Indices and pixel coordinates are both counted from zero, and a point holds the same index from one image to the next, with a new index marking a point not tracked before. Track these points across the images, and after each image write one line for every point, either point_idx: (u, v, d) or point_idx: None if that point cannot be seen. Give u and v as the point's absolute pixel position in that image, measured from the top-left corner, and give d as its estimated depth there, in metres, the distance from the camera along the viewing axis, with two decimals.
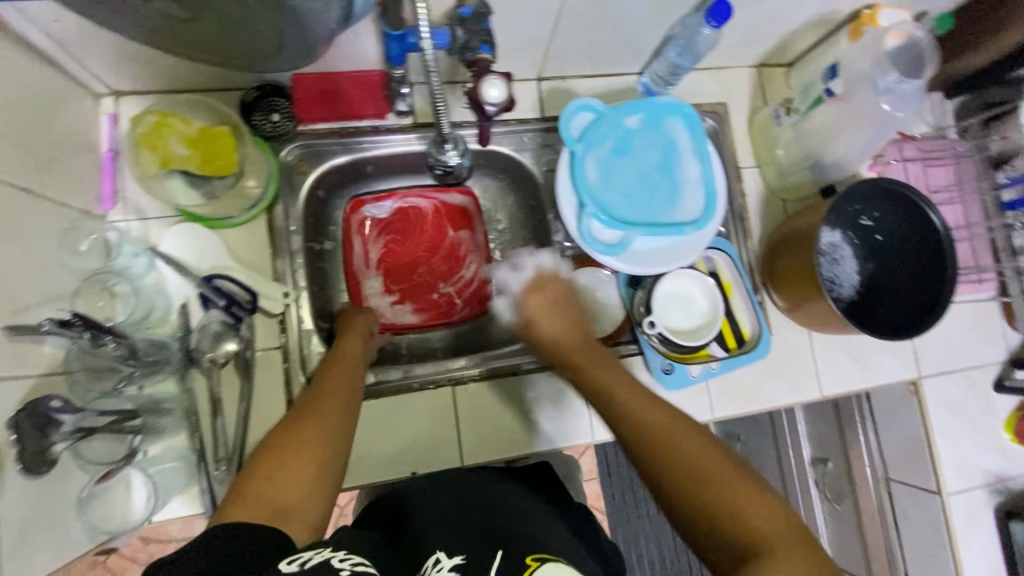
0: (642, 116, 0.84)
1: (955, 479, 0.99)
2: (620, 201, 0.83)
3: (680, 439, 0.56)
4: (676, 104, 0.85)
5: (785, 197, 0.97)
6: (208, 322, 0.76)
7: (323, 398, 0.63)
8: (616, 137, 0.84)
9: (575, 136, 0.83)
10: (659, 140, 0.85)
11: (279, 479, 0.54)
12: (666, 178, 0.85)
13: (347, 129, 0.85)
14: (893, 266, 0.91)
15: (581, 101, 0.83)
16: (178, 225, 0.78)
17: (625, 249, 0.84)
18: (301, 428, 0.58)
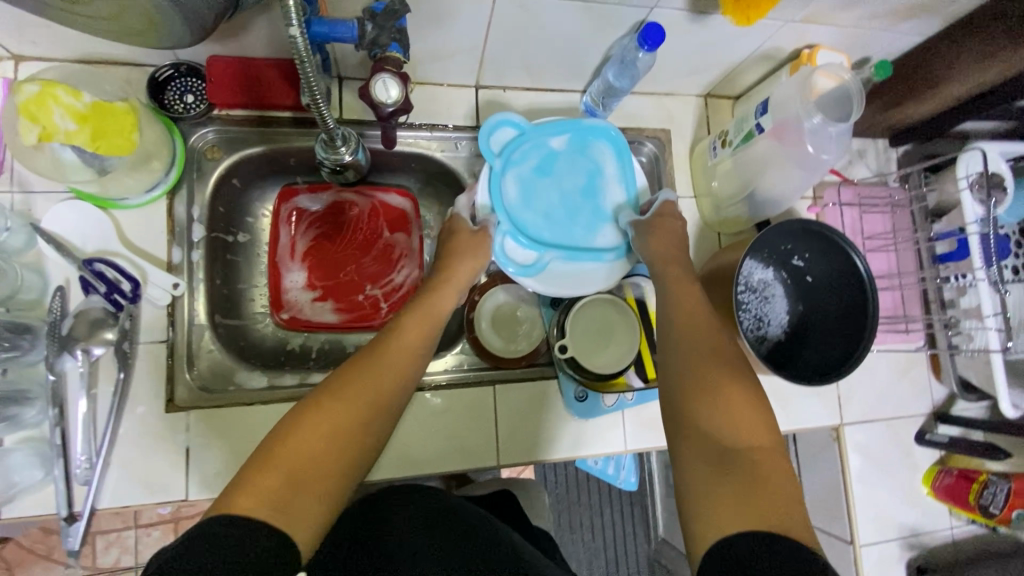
0: (570, 137, 0.84)
1: (868, 529, 0.98)
2: (538, 221, 0.82)
3: (709, 369, 0.62)
4: (605, 127, 0.84)
5: (720, 229, 0.96)
6: (86, 308, 0.71)
7: (379, 370, 0.61)
8: (540, 156, 0.83)
9: (495, 152, 0.81)
10: (585, 164, 0.84)
11: (305, 462, 0.53)
12: (588, 202, 0.84)
13: (268, 118, 0.82)
14: (821, 309, 0.91)
15: (505, 115, 0.81)
16: (68, 202, 0.73)
17: (539, 270, 0.82)
18: (341, 410, 0.57)
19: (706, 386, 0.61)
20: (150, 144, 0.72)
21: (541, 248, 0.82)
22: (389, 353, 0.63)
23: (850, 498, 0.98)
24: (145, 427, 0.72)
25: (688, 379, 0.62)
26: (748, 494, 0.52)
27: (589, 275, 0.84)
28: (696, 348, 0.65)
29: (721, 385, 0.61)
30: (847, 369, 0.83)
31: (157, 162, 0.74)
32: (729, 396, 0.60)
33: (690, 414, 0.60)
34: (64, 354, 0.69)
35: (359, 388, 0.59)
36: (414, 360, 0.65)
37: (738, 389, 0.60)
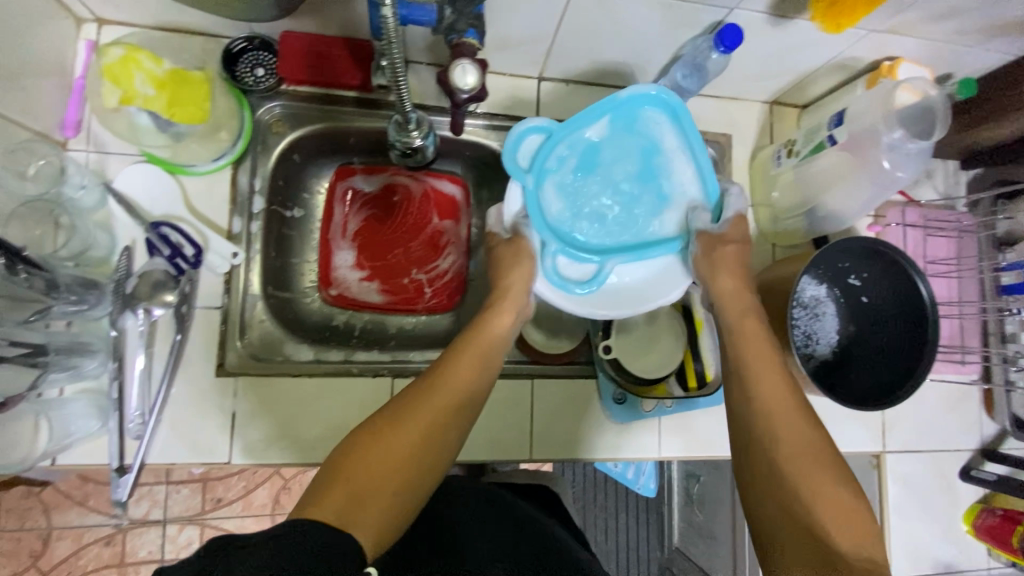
0: (609, 121, 0.74)
1: (902, 563, 0.95)
2: (590, 230, 0.75)
3: (797, 437, 0.61)
4: (647, 95, 0.72)
5: (775, 240, 0.93)
6: (150, 270, 0.72)
7: (443, 390, 0.62)
8: (579, 151, 0.74)
9: (525, 166, 0.72)
10: (634, 145, 0.75)
11: (371, 478, 0.54)
12: (648, 188, 0.76)
13: (333, 96, 0.83)
14: (875, 331, 0.88)
15: (529, 122, 0.72)
16: (139, 166, 0.75)
17: (604, 284, 0.74)
18: (405, 427, 0.58)
19: (801, 460, 0.59)
20: (220, 116, 0.75)
21: (601, 257, 0.74)
22: (453, 372, 0.64)
23: (886, 529, 0.95)
24: (196, 388, 0.75)
25: (775, 450, 0.61)
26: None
27: (660, 271, 0.76)
28: (783, 410, 0.62)
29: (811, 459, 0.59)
30: (899, 398, 0.80)
31: (224, 134, 0.76)
32: (810, 463, 0.59)
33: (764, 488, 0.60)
34: (126, 312, 0.71)
35: (425, 407, 0.60)
36: (477, 380, 0.65)
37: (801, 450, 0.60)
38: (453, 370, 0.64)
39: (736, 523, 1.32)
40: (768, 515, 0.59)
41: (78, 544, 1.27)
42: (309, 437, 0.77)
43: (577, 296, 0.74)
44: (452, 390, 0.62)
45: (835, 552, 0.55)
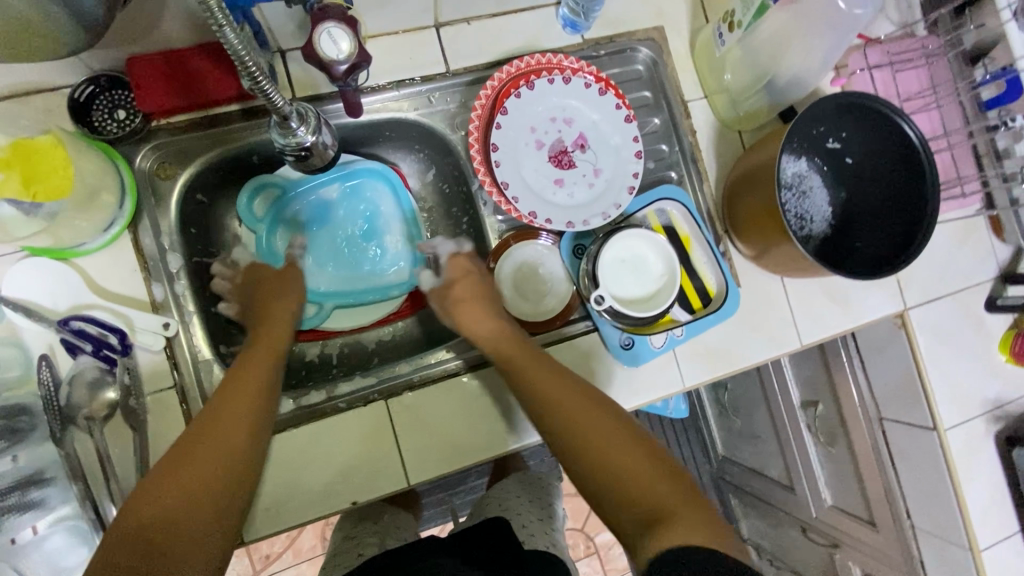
0: (341, 186, 0.83)
1: (949, 412, 0.93)
2: (316, 274, 0.82)
3: (593, 415, 0.60)
4: (375, 169, 0.82)
5: (740, 126, 0.85)
6: (79, 371, 0.64)
7: (226, 429, 0.57)
8: (312, 210, 0.83)
9: (260, 216, 0.79)
10: (361, 209, 0.84)
11: (142, 536, 0.48)
12: (371, 244, 0.85)
13: (214, 115, 0.71)
14: (868, 190, 0.81)
15: (260, 178, 0.78)
16: (26, 262, 0.65)
17: (318, 322, 0.80)
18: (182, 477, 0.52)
19: (579, 420, 0.60)
20: (93, 178, 0.63)
21: (319, 297, 0.81)
22: (232, 407, 0.59)
23: (926, 382, 0.92)
24: None
25: (561, 412, 0.61)
26: (685, 527, 0.50)
27: (374, 313, 0.83)
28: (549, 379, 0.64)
29: (600, 429, 0.59)
30: (917, 249, 0.75)
31: (106, 196, 0.65)
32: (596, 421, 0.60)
33: (578, 460, 0.58)
34: (71, 425, 0.63)
35: (200, 452, 0.54)
36: (268, 392, 0.62)
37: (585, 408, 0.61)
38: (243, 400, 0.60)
39: (775, 418, 1.29)
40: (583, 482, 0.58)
41: None
42: (318, 488, 0.71)
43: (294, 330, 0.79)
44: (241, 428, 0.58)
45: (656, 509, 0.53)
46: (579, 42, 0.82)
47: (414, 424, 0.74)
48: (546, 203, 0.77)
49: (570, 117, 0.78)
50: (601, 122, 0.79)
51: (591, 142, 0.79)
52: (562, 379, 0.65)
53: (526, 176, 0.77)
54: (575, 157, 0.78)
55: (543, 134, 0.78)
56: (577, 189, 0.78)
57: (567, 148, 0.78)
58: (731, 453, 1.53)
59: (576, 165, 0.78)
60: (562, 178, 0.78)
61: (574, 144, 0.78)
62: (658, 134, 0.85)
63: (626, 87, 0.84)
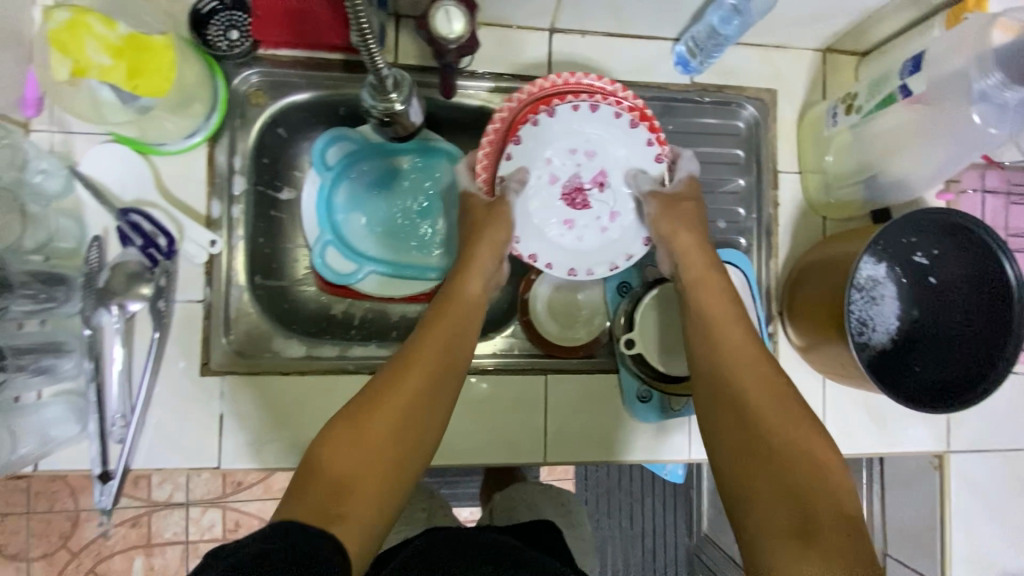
0: (416, 159, 0.81)
1: (963, 574, 0.85)
2: (362, 236, 0.81)
3: (777, 410, 0.55)
4: (452, 152, 0.80)
5: (826, 212, 0.80)
6: (123, 261, 0.67)
7: (403, 392, 0.54)
8: (380, 173, 0.81)
9: (329, 164, 0.78)
10: (427, 186, 0.82)
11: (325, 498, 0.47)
12: (426, 222, 0.83)
13: (316, 59, 0.73)
14: (941, 319, 0.76)
15: (340, 129, 0.78)
16: (107, 145, 0.68)
17: (350, 283, 0.78)
18: (355, 445, 0.50)
19: (774, 410, 0.55)
20: (189, 86, 0.66)
21: (359, 259, 0.79)
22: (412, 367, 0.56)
23: (947, 535, 0.85)
24: (179, 387, 0.69)
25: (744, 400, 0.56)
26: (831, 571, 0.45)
27: (409, 290, 0.81)
28: (757, 381, 0.57)
29: (793, 430, 0.54)
30: (962, 404, 0.69)
31: (197, 106, 0.68)
32: (780, 411, 0.55)
33: (753, 452, 0.53)
34: (100, 308, 0.65)
35: (378, 405, 0.53)
36: (443, 334, 0.60)
37: (774, 398, 0.56)
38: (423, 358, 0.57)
39: None
40: (737, 483, 0.53)
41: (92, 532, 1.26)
42: (303, 439, 0.71)
43: (327, 284, 0.78)
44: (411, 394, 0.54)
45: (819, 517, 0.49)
46: (686, 83, 0.80)
47: None
48: (556, 245, 0.71)
49: (591, 151, 0.70)
50: (624, 159, 0.70)
51: (610, 181, 0.71)
52: (758, 358, 0.59)
53: (535, 209, 0.70)
54: (591, 197, 0.71)
55: (558, 166, 0.70)
56: (587, 234, 0.71)
57: (583, 185, 0.71)
58: (715, 535, 1.46)
59: (591, 206, 0.71)
60: (572, 220, 0.71)
61: (593, 181, 0.71)
62: (740, 197, 0.81)
63: (719, 140, 0.82)
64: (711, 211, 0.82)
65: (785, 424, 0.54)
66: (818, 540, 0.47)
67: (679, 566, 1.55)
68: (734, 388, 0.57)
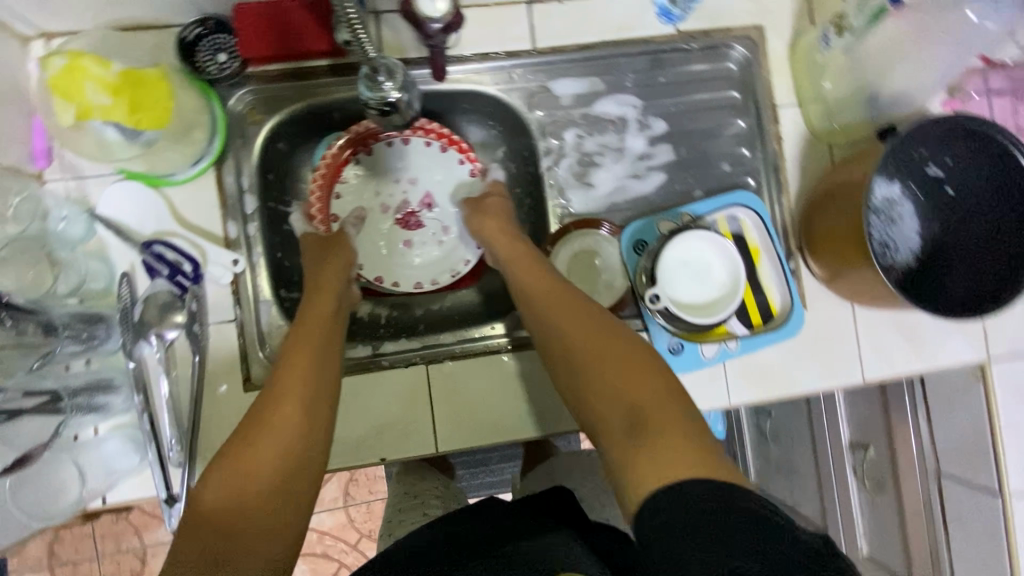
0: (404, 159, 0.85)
1: (1019, 479, 0.85)
2: None
3: (608, 340, 0.60)
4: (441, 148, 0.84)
5: (831, 140, 0.80)
6: (154, 293, 0.69)
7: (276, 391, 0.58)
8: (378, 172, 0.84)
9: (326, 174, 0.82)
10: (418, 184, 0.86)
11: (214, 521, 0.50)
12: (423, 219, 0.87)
13: (305, 69, 0.74)
14: (963, 228, 0.75)
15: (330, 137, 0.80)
16: (119, 184, 0.70)
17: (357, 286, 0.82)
18: (244, 451, 0.54)
19: (597, 342, 0.60)
20: (188, 113, 0.67)
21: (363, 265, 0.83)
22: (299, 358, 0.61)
23: (999, 443, 0.85)
24: (227, 407, 0.71)
25: (571, 345, 0.61)
26: (665, 452, 0.49)
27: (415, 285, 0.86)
28: (575, 322, 0.62)
29: (617, 350, 0.58)
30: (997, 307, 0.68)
31: (199, 132, 0.69)
32: (608, 338, 0.60)
33: (592, 381, 0.58)
34: (140, 340, 0.68)
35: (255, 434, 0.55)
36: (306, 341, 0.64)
37: (594, 326, 0.61)
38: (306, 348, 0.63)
39: (820, 455, 1.22)
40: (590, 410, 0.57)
41: None
42: (353, 438, 0.73)
43: None
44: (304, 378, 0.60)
45: (649, 411, 0.53)
46: (672, 33, 0.80)
47: (451, 396, 0.75)
48: (405, 264, 0.84)
49: (412, 180, 0.84)
50: (447, 180, 0.84)
51: (438, 201, 0.85)
52: (584, 305, 0.64)
53: (377, 236, 0.83)
54: (422, 217, 0.84)
55: (387, 199, 0.84)
56: (427, 245, 0.84)
57: (414, 209, 0.84)
58: (764, 484, 1.46)
59: (423, 225, 0.84)
60: (411, 240, 0.84)
61: (421, 204, 0.84)
62: (742, 138, 0.81)
63: (712, 85, 0.81)
64: (715, 156, 0.81)
65: (609, 347, 0.59)
66: (647, 432, 0.52)
67: None
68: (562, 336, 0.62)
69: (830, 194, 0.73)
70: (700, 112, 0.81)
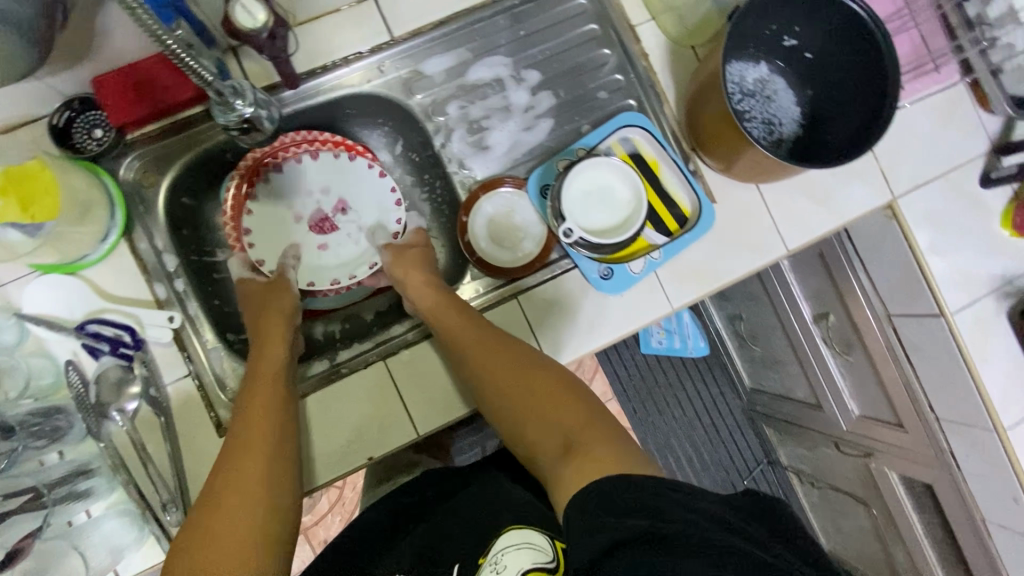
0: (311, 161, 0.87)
1: (954, 295, 0.92)
2: None
3: (532, 376, 0.68)
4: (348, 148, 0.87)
5: (692, 41, 0.84)
6: (104, 371, 0.71)
7: (252, 456, 0.61)
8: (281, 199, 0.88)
9: None
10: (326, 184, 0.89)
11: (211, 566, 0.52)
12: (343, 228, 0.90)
13: (181, 119, 0.76)
14: (831, 84, 0.80)
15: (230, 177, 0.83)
16: (37, 281, 0.71)
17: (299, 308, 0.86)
18: (229, 508, 0.57)
19: (525, 377, 0.68)
20: (81, 194, 0.69)
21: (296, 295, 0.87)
22: (255, 440, 0.63)
23: (926, 269, 0.91)
24: (208, 457, 0.73)
25: (503, 379, 0.68)
26: (592, 459, 0.56)
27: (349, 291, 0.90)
28: (499, 360, 0.69)
29: (544, 385, 0.67)
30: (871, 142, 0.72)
31: (98, 210, 0.71)
32: (535, 374, 0.68)
33: (531, 414, 0.66)
34: (104, 419, 0.70)
35: (232, 493, 0.58)
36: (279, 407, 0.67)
37: (522, 363, 0.69)
38: (257, 425, 0.64)
39: (791, 337, 1.27)
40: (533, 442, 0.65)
41: None
42: (337, 449, 0.76)
43: None
44: (262, 459, 0.61)
45: (578, 434, 0.61)
46: None
47: (415, 382, 0.78)
48: (327, 267, 0.88)
49: (322, 188, 0.88)
50: (359, 182, 0.88)
51: (352, 202, 0.89)
52: (507, 342, 0.71)
53: (295, 244, 0.87)
54: (337, 221, 0.88)
55: (302, 207, 0.88)
56: (344, 246, 0.89)
57: (328, 214, 0.89)
58: (756, 382, 1.52)
59: (338, 227, 0.89)
60: (329, 242, 0.88)
61: (335, 209, 0.89)
62: (612, 65, 0.86)
63: (570, 24, 0.85)
64: (593, 89, 0.86)
65: (538, 382, 0.67)
66: (578, 449, 0.59)
67: (742, 425, 1.62)
68: (491, 376, 0.69)
69: (699, 91, 0.78)
70: (567, 52, 0.85)
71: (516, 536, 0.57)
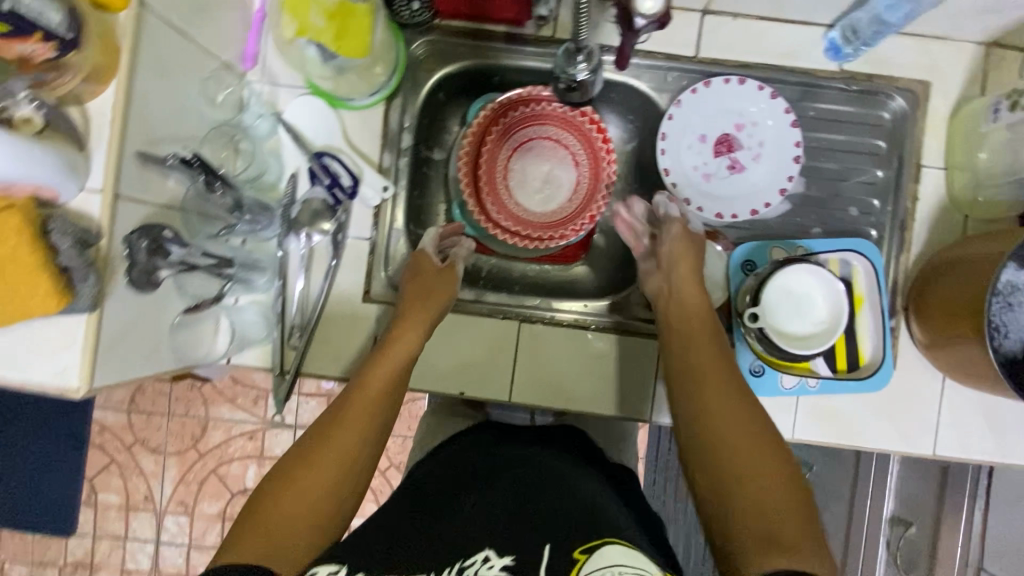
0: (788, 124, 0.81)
1: None
2: None
3: (731, 394, 0.63)
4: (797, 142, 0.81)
5: (969, 211, 0.79)
6: (310, 198, 0.79)
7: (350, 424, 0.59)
8: None
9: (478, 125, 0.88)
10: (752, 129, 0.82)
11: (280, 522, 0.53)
12: None
13: (482, 31, 0.81)
14: None
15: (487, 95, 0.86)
16: (304, 97, 0.80)
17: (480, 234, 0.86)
18: (310, 473, 0.56)
19: (723, 388, 0.63)
20: (377, 50, 0.77)
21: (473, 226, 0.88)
22: (359, 412, 0.60)
23: None
24: (347, 310, 0.81)
25: (701, 377, 0.65)
26: (770, 515, 0.53)
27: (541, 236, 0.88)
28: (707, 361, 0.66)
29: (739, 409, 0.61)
30: None
31: (379, 69, 0.79)
32: (732, 391, 0.63)
33: (715, 421, 0.61)
34: (291, 235, 0.78)
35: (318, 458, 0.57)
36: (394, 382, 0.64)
37: (720, 375, 0.65)
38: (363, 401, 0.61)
39: None
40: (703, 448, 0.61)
41: (227, 436, 1.35)
42: (442, 369, 0.82)
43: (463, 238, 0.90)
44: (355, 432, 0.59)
45: (761, 473, 0.57)
46: (834, 70, 0.81)
47: (534, 356, 0.82)
48: (673, 140, 0.83)
49: (764, 154, 0.82)
50: (769, 180, 0.82)
51: (734, 177, 0.83)
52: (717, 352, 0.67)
53: (681, 119, 0.82)
54: (722, 156, 0.83)
55: (746, 132, 0.82)
56: (695, 155, 0.83)
57: (733, 151, 0.83)
58: None
59: (715, 158, 0.83)
60: (701, 144, 0.83)
61: (732, 159, 0.83)
62: (875, 188, 0.82)
63: (859, 129, 0.82)
64: (842, 199, 0.83)
65: (733, 402, 0.62)
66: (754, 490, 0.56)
67: None
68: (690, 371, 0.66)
69: (954, 261, 0.73)
70: (839, 153, 0.82)
71: (621, 555, 0.47)
